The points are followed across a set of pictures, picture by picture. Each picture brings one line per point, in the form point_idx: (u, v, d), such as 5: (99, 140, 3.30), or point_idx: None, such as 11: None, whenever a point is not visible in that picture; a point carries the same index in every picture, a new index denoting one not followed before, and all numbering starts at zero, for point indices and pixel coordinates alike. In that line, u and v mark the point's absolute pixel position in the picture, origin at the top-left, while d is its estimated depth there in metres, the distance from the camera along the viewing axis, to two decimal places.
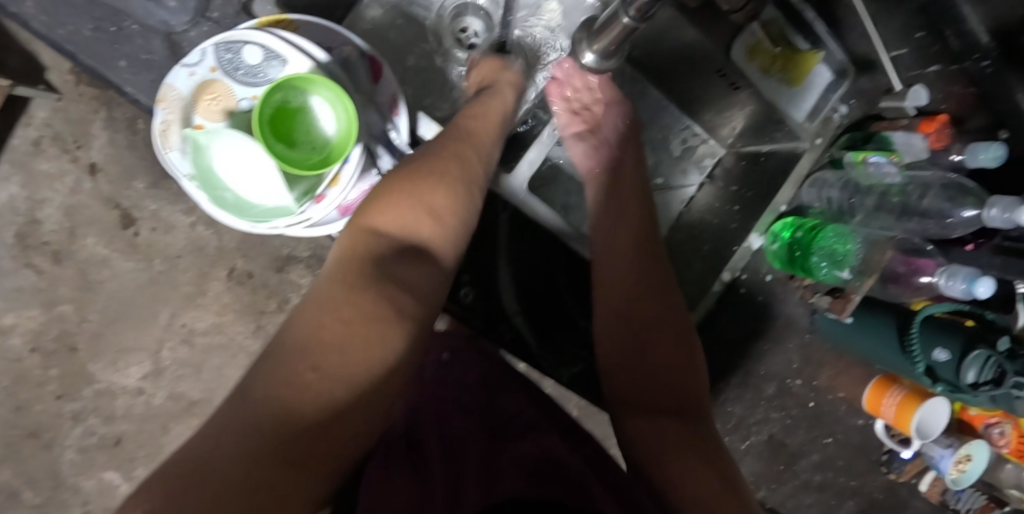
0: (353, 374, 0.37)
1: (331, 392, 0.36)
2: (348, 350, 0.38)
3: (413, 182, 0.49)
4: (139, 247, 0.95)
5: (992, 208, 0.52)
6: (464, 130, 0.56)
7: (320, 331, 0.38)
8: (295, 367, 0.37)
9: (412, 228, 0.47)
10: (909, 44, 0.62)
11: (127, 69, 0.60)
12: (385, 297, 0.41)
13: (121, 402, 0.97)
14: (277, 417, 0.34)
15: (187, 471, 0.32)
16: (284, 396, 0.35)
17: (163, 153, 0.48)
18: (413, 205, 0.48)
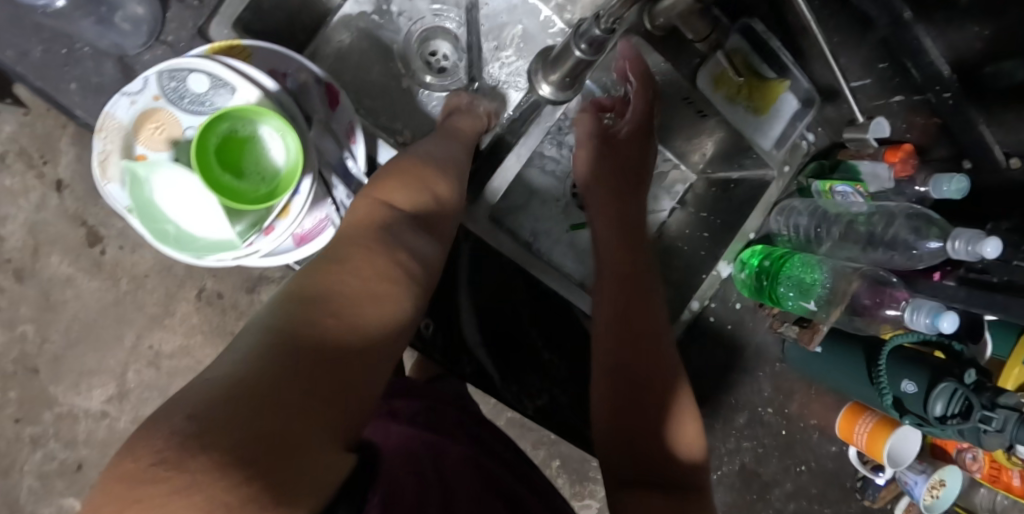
0: (385, 323, 0.32)
1: (364, 336, 0.30)
2: (373, 297, 0.32)
3: (408, 175, 0.47)
4: (105, 268, 1.01)
5: (955, 240, 0.51)
6: (441, 143, 0.57)
7: (340, 280, 0.32)
8: (318, 314, 0.29)
9: (418, 204, 0.45)
10: (873, 75, 0.62)
11: (78, 93, 0.57)
12: (396, 256, 0.37)
13: (84, 426, 1.03)
14: (308, 355, 0.27)
15: (204, 414, 0.23)
16: (312, 334, 0.28)
17: (102, 185, 0.46)
18: (416, 187, 0.46)
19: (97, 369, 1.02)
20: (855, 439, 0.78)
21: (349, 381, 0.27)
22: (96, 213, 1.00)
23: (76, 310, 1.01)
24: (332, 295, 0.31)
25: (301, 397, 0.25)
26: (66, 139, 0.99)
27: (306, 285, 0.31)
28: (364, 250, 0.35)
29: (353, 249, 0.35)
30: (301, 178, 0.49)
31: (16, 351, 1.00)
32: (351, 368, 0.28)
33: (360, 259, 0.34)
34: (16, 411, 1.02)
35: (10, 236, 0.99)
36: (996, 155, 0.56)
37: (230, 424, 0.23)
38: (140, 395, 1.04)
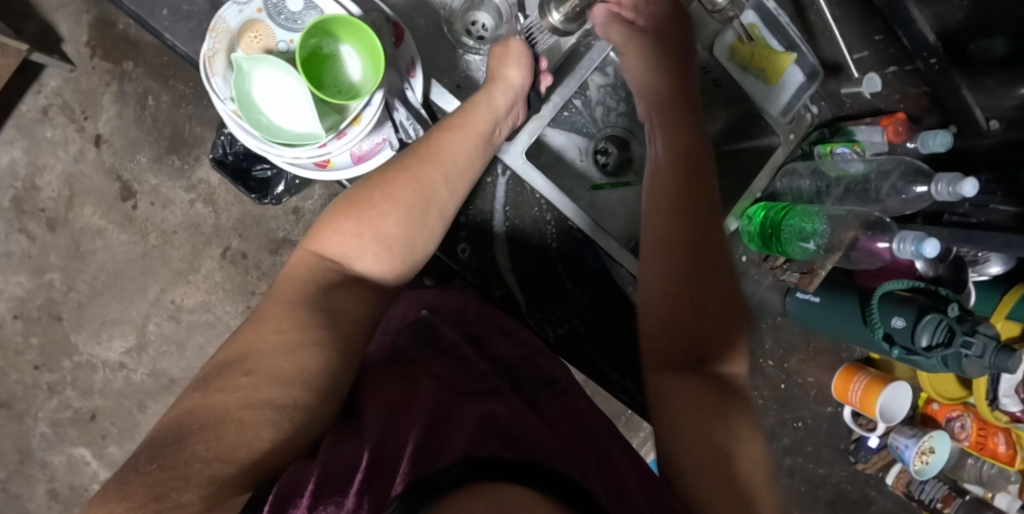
0: (285, 381, 0.43)
1: (265, 390, 0.42)
2: (278, 360, 0.44)
3: (370, 212, 0.55)
4: (136, 220, 1.06)
5: (939, 183, 0.61)
6: (435, 146, 0.60)
7: (258, 354, 0.44)
8: (231, 385, 0.42)
9: (355, 256, 0.54)
10: (870, 47, 0.72)
11: (168, 18, 0.64)
12: (310, 325, 0.47)
13: (101, 376, 1.07)
14: (208, 418, 0.39)
15: (158, 451, 0.37)
16: (212, 401, 0.41)
17: (207, 77, 0.51)
18: (358, 236, 0.54)
19: (119, 319, 1.07)
20: (850, 397, 0.83)
21: (234, 434, 0.38)
22: (132, 169, 1.05)
23: (104, 261, 1.06)
24: (246, 367, 0.43)
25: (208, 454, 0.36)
26: (109, 96, 1.04)
27: (237, 355, 0.45)
28: (285, 315, 0.48)
29: (283, 319, 0.47)
30: (374, 91, 0.54)
31: (42, 297, 1.05)
32: (259, 427, 0.39)
33: (273, 331, 0.46)
34: (34, 358, 1.07)
35: (46, 187, 1.04)
36: (979, 118, 0.66)
37: (150, 478, 0.35)
38: (158, 348, 1.08)
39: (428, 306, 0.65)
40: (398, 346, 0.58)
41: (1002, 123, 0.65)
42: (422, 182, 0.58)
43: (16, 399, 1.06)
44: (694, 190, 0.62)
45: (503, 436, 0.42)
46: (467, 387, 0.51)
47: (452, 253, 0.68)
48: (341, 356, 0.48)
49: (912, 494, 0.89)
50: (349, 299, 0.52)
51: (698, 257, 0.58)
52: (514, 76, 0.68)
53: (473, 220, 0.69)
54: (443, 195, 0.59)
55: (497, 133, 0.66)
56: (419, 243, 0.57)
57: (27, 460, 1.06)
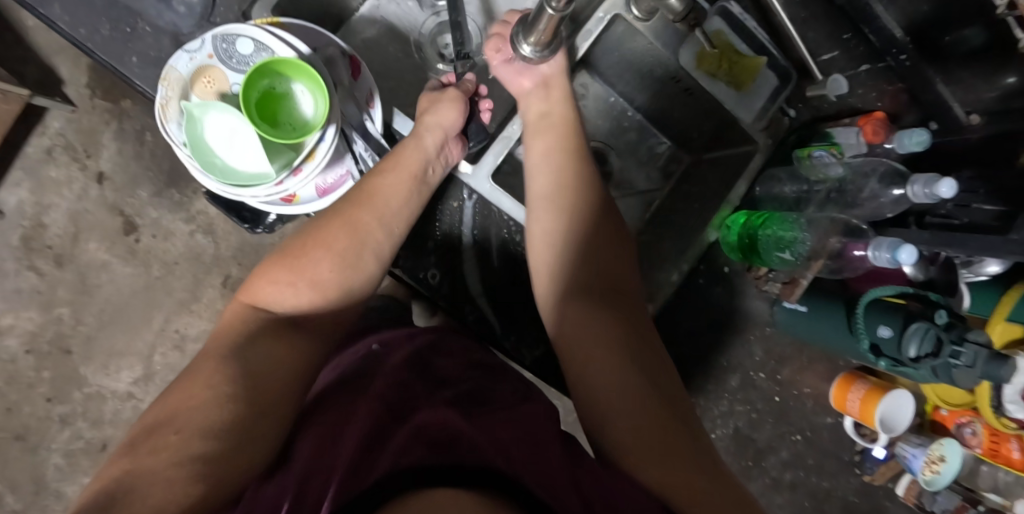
0: (210, 427, 0.43)
1: (190, 445, 0.41)
2: (202, 411, 0.44)
3: (304, 260, 0.56)
4: (138, 253, 1.08)
5: (914, 184, 0.59)
6: (365, 188, 0.61)
7: (180, 411, 0.44)
8: (159, 446, 0.41)
9: (292, 302, 0.55)
10: (839, 46, 0.69)
11: (138, 64, 0.66)
12: (235, 373, 0.47)
13: (110, 406, 1.09)
14: (130, 485, 0.38)
15: None
16: (133, 469, 0.40)
17: (162, 124, 0.54)
18: (294, 280, 0.56)
19: (125, 350, 1.09)
20: (849, 407, 0.80)
21: (157, 495, 0.38)
22: (133, 204, 1.08)
23: (109, 294, 1.08)
24: (173, 425, 0.43)
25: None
26: (108, 134, 1.07)
27: (162, 417, 0.44)
28: (213, 371, 0.47)
29: (209, 374, 0.47)
30: (326, 126, 0.55)
31: (52, 331, 1.08)
32: (186, 482, 0.39)
33: (199, 387, 0.46)
34: (47, 391, 1.09)
35: (52, 225, 1.07)
36: (958, 112, 0.63)
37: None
38: (164, 377, 1.10)
39: (382, 340, 0.64)
40: (341, 379, 0.58)
41: (984, 116, 0.61)
42: (355, 227, 0.59)
43: (32, 432, 1.08)
44: (580, 190, 0.63)
45: (436, 445, 0.42)
46: (400, 405, 0.50)
47: (422, 280, 0.69)
48: (273, 400, 0.48)
49: (923, 503, 0.87)
50: (278, 345, 0.51)
51: (593, 260, 0.60)
52: (448, 121, 0.66)
53: (443, 246, 0.69)
54: (377, 237, 0.60)
55: (431, 172, 0.65)
56: (355, 281, 0.58)
57: (42, 491, 1.08)
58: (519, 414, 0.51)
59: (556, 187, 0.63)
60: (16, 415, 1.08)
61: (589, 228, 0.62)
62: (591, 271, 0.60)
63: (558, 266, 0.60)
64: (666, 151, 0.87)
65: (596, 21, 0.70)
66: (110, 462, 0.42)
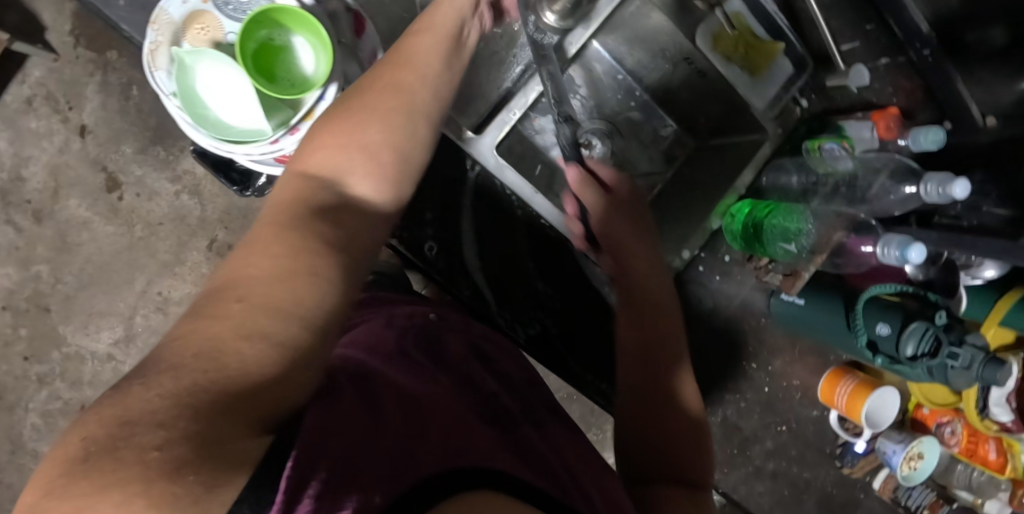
0: (283, 301, 0.34)
1: (259, 320, 0.33)
2: (272, 282, 0.35)
3: (351, 124, 0.46)
4: (122, 211, 1.05)
5: (928, 183, 0.57)
6: (406, 50, 0.54)
7: (252, 264, 0.36)
8: (220, 313, 0.33)
9: (343, 169, 0.45)
10: (861, 37, 0.68)
11: (125, 8, 0.61)
12: (311, 233, 0.39)
13: (89, 367, 1.07)
14: (213, 351, 0.31)
15: (151, 388, 0.28)
16: (196, 345, 0.31)
17: (151, 71, 0.50)
18: (347, 147, 0.45)
19: (107, 311, 1.06)
20: (836, 401, 0.81)
21: (215, 358, 0.30)
22: (117, 160, 1.04)
23: (91, 253, 1.05)
24: (237, 291, 0.35)
25: (204, 387, 0.28)
26: (92, 86, 1.03)
27: (224, 281, 0.36)
28: (274, 239, 0.38)
29: (270, 240, 0.38)
30: (327, 84, 0.51)
31: (30, 289, 1.05)
32: (245, 361, 0.31)
33: (261, 254, 0.37)
34: (24, 350, 1.06)
35: (31, 178, 1.03)
36: (974, 114, 0.62)
37: (138, 404, 0.26)
38: (146, 339, 1.08)
39: (437, 312, 0.63)
40: (402, 343, 0.54)
41: (1000, 119, 0.60)
42: (400, 88, 0.50)
43: (7, 391, 1.06)
44: (651, 251, 0.64)
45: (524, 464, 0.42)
46: (476, 409, 0.48)
47: (418, 251, 0.66)
48: (345, 291, 0.38)
49: (899, 500, 0.87)
50: (350, 215, 0.43)
51: (655, 319, 0.62)
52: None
53: (440, 216, 0.66)
54: (425, 94, 0.52)
55: (465, 35, 0.59)
56: (410, 153, 0.49)
57: (19, 450, 1.06)
58: (554, 432, 0.54)
59: (633, 237, 0.64)
60: None
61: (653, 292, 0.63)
62: (648, 307, 0.62)
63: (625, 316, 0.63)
64: (671, 134, 0.85)
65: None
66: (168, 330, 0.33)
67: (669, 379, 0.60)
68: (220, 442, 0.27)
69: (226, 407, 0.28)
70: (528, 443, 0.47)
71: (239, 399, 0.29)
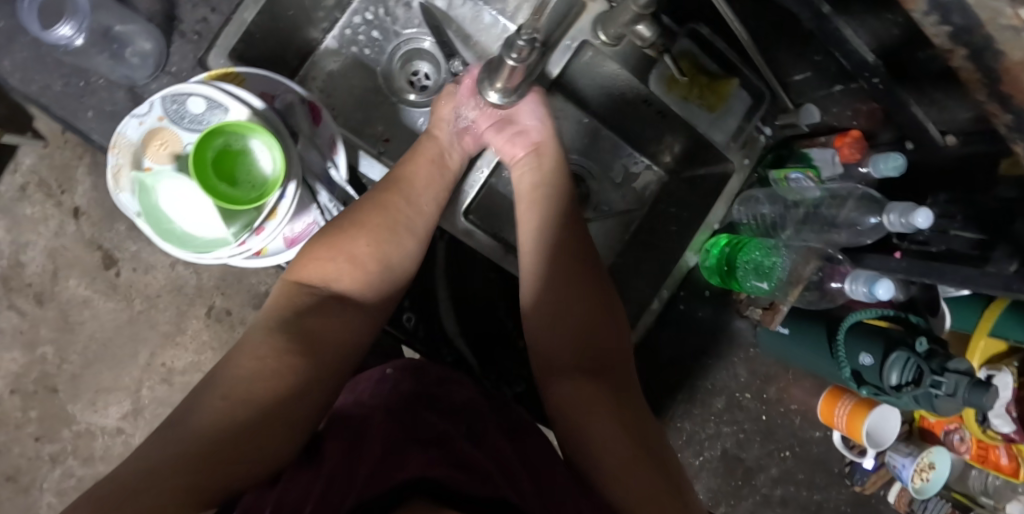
0: (256, 394, 0.49)
1: (234, 409, 0.48)
2: (248, 380, 0.50)
3: (343, 241, 0.59)
4: (119, 288, 1.06)
5: (891, 213, 0.58)
6: (396, 177, 0.64)
7: (237, 365, 0.51)
8: (210, 407, 0.48)
9: (333, 278, 0.58)
10: (811, 67, 0.67)
11: (93, 119, 0.65)
12: (279, 346, 0.52)
13: (100, 443, 1.08)
14: (190, 443, 0.45)
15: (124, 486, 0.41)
16: (178, 430, 0.46)
17: (115, 195, 0.54)
18: (335, 259, 0.58)
19: (113, 386, 1.08)
20: (836, 422, 0.79)
21: (184, 448, 0.45)
22: (111, 238, 1.06)
23: (93, 330, 1.07)
24: (222, 389, 0.49)
25: (166, 469, 0.43)
26: (81, 169, 1.05)
27: (216, 375, 0.51)
28: (261, 344, 0.52)
29: (258, 346, 0.52)
30: (285, 184, 0.54)
31: (37, 371, 1.07)
32: (217, 436, 0.46)
33: (249, 351, 0.52)
34: (36, 430, 1.08)
35: (30, 263, 1.05)
36: (932, 133, 0.60)
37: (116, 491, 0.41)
38: (153, 411, 1.09)
39: (397, 365, 0.60)
40: (361, 397, 0.57)
41: (959, 136, 0.59)
42: (389, 209, 0.62)
43: (22, 473, 1.07)
44: (572, 246, 0.64)
45: (464, 468, 0.47)
46: (415, 430, 0.51)
47: (397, 321, 0.66)
48: (295, 383, 0.51)
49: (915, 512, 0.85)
50: (323, 322, 0.55)
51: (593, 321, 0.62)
52: (456, 111, 0.69)
53: (418, 286, 0.67)
54: (409, 216, 0.63)
55: (449, 158, 0.68)
56: (391, 257, 0.61)
57: None
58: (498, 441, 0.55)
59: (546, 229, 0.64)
60: (4, 456, 1.07)
61: (586, 283, 0.63)
62: (599, 304, 0.63)
63: (543, 317, 0.62)
64: (642, 170, 0.86)
65: (558, 55, 0.71)
66: (174, 413, 0.49)
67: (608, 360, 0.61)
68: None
69: (199, 467, 0.43)
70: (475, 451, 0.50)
71: (200, 469, 0.43)
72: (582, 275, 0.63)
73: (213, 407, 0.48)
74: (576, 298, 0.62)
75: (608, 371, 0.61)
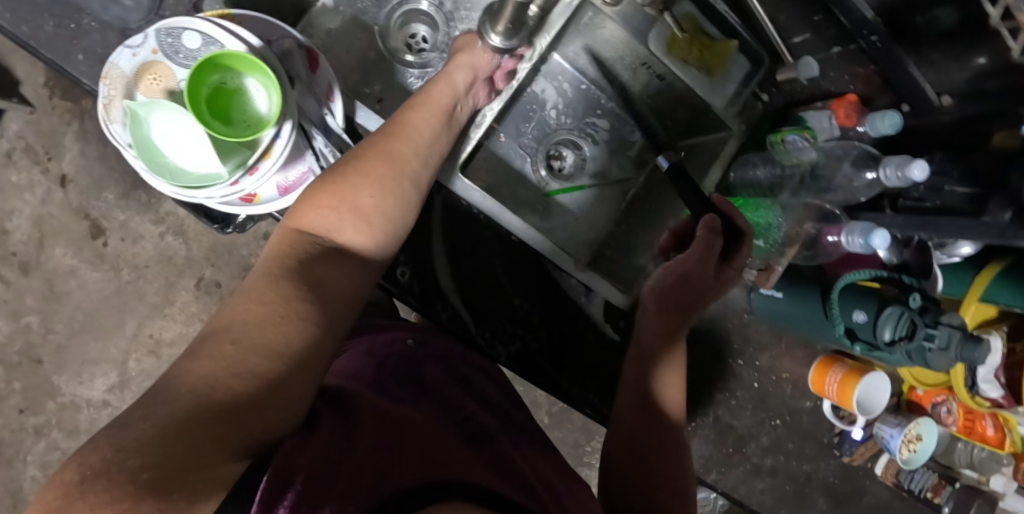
0: (271, 341, 0.43)
1: (250, 359, 0.41)
2: (261, 327, 0.43)
3: (345, 188, 0.53)
4: (107, 257, 1.05)
5: (886, 167, 0.58)
6: (397, 124, 0.61)
7: (244, 309, 0.44)
8: (216, 354, 0.41)
9: (335, 230, 0.52)
10: (810, 28, 0.66)
11: (85, 62, 0.64)
12: (293, 291, 0.46)
13: (86, 416, 1.07)
14: (207, 396, 0.38)
15: (136, 444, 0.34)
16: (184, 380, 0.38)
17: (106, 126, 0.53)
18: (340, 209, 0.52)
19: (99, 358, 1.06)
20: (827, 391, 0.80)
21: (204, 395, 0.38)
22: (99, 207, 1.04)
23: (79, 300, 1.05)
24: (230, 334, 0.42)
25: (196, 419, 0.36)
26: (69, 136, 1.03)
27: (219, 322, 0.44)
28: (270, 287, 0.46)
29: (271, 291, 0.45)
30: (281, 123, 0.54)
31: (21, 341, 1.05)
32: (232, 384, 0.39)
33: (257, 299, 0.44)
34: (20, 402, 1.06)
35: (15, 230, 1.03)
36: (930, 94, 0.61)
37: (130, 445, 0.34)
38: (140, 383, 1.07)
39: (416, 336, 0.66)
40: (384, 371, 0.60)
41: (956, 98, 0.59)
42: (394, 157, 0.58)
43: (6, 445, 1.05)
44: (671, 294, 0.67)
45: (509, 476, 0.49)
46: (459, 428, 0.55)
47: (391, 277, 0.66)
48: (317, 333, 0.46)
49: (902, 484, 0.87)
50: (333, 271, 0.49)
51: (656, 357, 0.65)
52: (477, 62, 0.68)
53: (413, 241, 0.67)
54: (413, 164, 0.59)
55: (459, 109, 0.67)
56: (396, 211, 0.56)
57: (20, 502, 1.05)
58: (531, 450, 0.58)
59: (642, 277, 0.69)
60: None
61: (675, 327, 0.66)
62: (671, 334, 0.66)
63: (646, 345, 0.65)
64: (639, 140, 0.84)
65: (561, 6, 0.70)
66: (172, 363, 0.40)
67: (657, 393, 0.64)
68: (200, 471, 0.35)
69: (227, 420, 0.38)
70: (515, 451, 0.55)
71: (224, 422, 0.37)
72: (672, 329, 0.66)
73: (218, 354, 0.41)
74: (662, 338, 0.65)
75: (658, 405, 0.64)
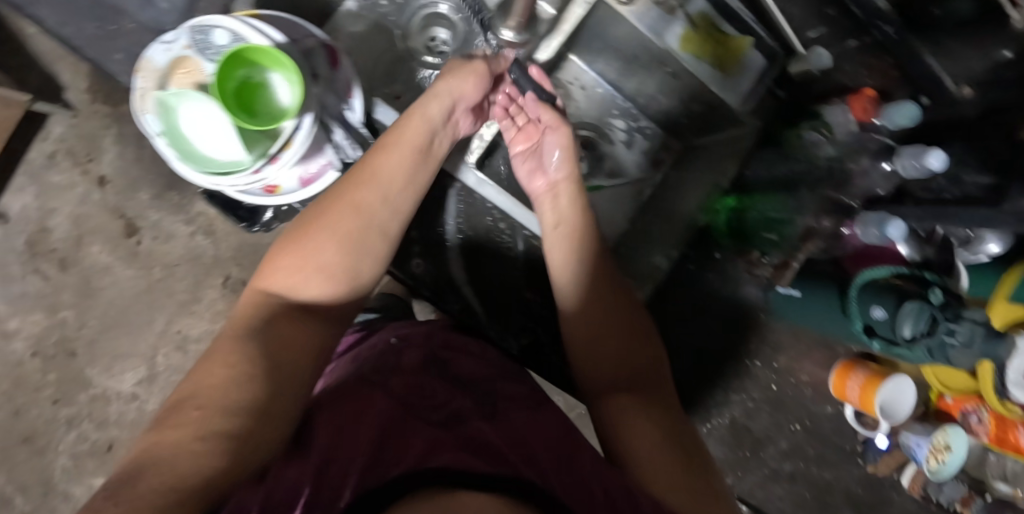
0: (232, 402, 0.47)
1: (213, 421, 0.45)
2: (222, 394, 0.47)
3: (309, 248, 0.58)
4: (139, 255, 1.09)
5: (901, 158, 0.59)
6: (362, 164, 0.61)
7: (207, 378, 0.48)
8: (182, 421, 0.45)
9: (299, 285, 0.57)
10: (826, 23, 0.68)
11: (123, 61, 0.68)
12: (246, 358, 0.50)
13: (115, 408, 1.10)
14: (176, 454, 0.42)
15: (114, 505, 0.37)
16: (155, 447, 0.43)
17: (138, 116, 0.56)
18: (302, 267, 0.57)
19: (129, 352, 1.10)
20: (848, 395, 0.78)
21: (174, 456, 0.41)
22: (134, 207, 1.08)
23: (112, 296, 1.09)
24: (195, 402, 0.46)
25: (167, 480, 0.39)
26: (108, 139, 1.08)
27: (185, 393, 0.48)
28: (231, 352, 0.50)
29: (228, 365, 0.49)
30: (302, 114, 0.56)
31: (56, 335, 1.09)
32: (199, 442, 0.43)
33: (217, 368, 0.49)
34: (53, 394, 1.10)
35: (56, 228, 1.08)
36: (948, 86, 0.61)
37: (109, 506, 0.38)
38: (167, 378, 1.10)
39: (398, 334, 0.68)
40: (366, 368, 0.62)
41: (974, 87, 0.59)
42: (357, 207, 0.60)
43: (39, 435, 1.09)
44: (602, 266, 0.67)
45: (479, 451, 0.50)
46: (426, 407, 0.56)
47: (406, 268, 0.68)
48: (271, 390, 0.49)
49: (929, 496, 0.83)
50: (289, 331, 0.54)
51: (604, 328, 0.65)
52: (462, 93, 0.64)
53: (428, 234, 0.69)
54: (376, 203, 0.60)
55: (437, 143, 0.64)
56: (359, 260, 0.60)
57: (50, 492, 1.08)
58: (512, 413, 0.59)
59: (573, 224, 0.66)
60: (23, 418, 1.09)
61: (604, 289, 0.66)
62: (605, 305, 0.66)
63: (584, 315, 0.65)
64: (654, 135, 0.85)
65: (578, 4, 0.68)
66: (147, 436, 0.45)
67: (630, 358, 0.65)
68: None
69: (200, 477, 0.41)
70: (489, 431, 0.54)
71: (197, 479, 0.41)
72: (608, 303, 0.66)
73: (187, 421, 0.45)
74: (595, 312, 0.65)
75: (631, 372, 0.64)
